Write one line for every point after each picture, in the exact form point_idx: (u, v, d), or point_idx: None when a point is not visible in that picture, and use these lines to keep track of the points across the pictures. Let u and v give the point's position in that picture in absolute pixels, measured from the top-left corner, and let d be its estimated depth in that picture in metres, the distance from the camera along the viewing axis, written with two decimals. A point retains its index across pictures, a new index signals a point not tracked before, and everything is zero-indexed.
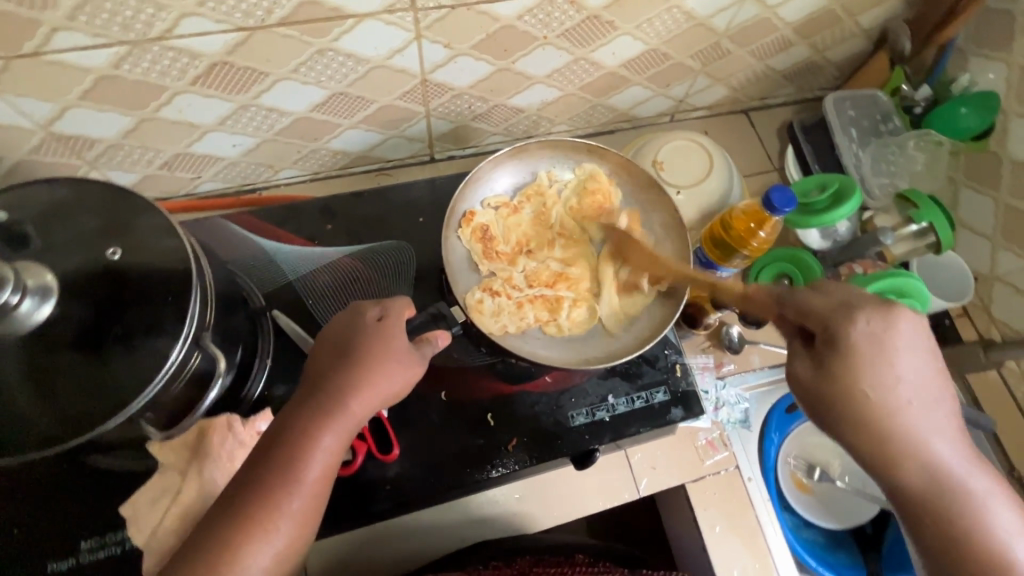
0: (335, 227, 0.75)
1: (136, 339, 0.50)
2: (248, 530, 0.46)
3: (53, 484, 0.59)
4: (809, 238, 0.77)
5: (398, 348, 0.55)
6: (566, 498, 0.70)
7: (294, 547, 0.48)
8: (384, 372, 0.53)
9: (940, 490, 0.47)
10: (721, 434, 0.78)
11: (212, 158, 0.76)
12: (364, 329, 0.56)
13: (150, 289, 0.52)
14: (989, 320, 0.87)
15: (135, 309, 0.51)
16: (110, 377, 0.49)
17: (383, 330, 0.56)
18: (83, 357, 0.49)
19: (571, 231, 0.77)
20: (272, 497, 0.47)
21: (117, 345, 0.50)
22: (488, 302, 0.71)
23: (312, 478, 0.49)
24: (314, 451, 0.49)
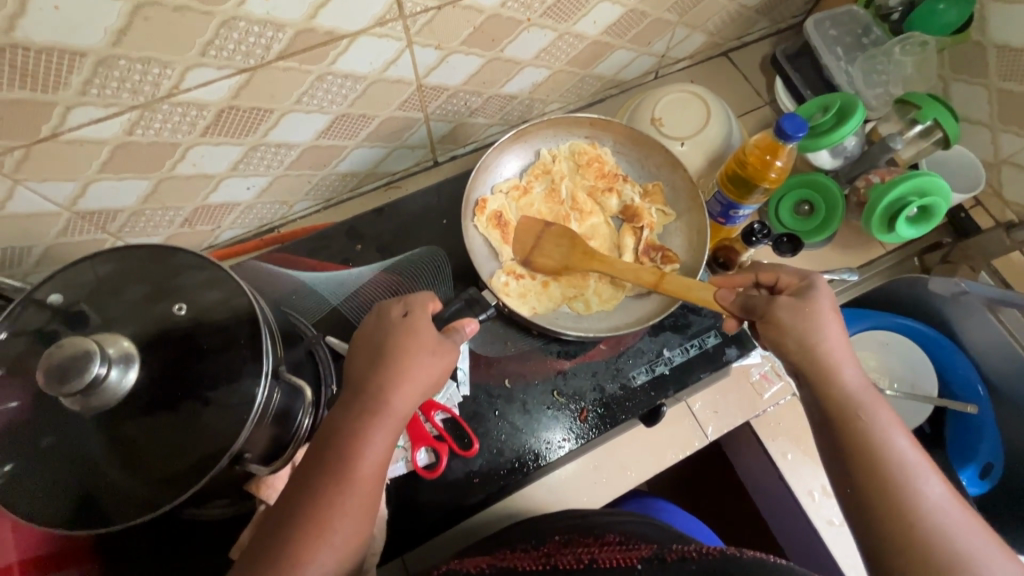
0: (364, 245, 0.75)
1: (214, 390, 0.52)
2: (305, 525, 0.48)
3: (168, 540, 0.63)
4: (820, 160, 0.78)
5: (429, 340, 0.56)
6: (641, 456, 0.72)
7: (354, 538, 0.50)
8: (418, 364, 0.54)
9: (844, 415, 0.53)
10: (773, 366, 0.79)
11: (229, 206, 0.78)
12: (392, 326, 0.57)
13: (220, 341, 0.53)
14: (1002, 204, 0.90)
15: (211, 359, 0.53)
16: (202, 427, 0.51)
17: (410, 324, 0.57)
18: (165, 418, 0.50)
19: (584, 204, 0.74)
20: (327, 494, 0.49)
21: (203, 395, 0.52)
22: (514, 284, 0.69)
23: (365, 474, 0.51)
24: (364, 449, 0.51)
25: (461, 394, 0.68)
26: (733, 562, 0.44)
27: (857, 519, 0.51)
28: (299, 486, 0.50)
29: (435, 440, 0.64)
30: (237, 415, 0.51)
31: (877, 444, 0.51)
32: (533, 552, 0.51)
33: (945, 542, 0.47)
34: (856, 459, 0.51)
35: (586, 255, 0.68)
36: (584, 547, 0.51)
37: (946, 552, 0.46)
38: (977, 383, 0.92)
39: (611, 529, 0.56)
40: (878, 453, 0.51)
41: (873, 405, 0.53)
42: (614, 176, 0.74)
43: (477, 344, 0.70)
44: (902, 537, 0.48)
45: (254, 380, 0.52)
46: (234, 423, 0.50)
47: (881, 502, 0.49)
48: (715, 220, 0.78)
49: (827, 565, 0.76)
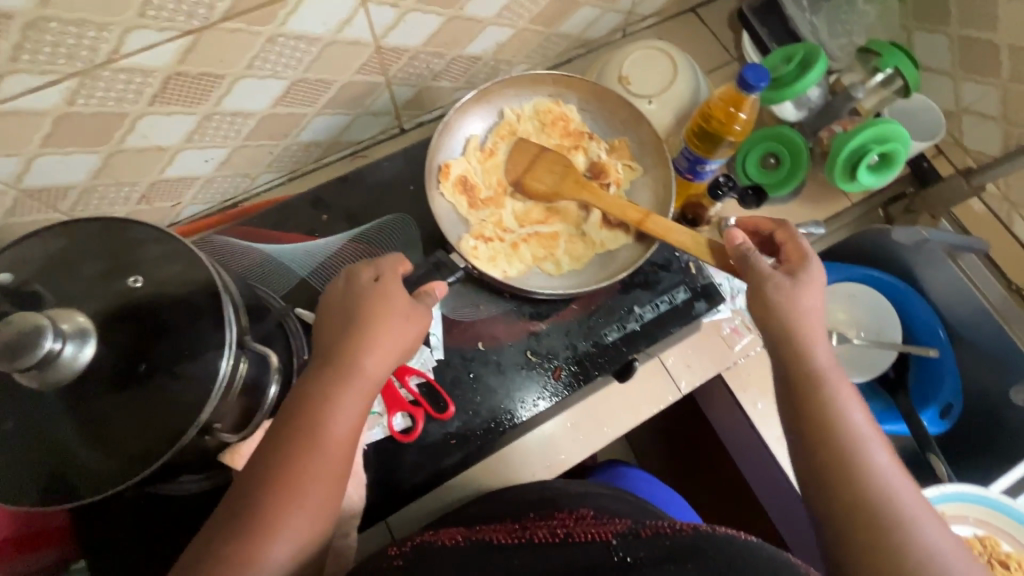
0: (330, 215, 0.73)
1: (179, 364, 0.51)
2: (273, 493, 0.48)
3: (153, 512, 0.63)
4: (785, 113, 0.77)
5: (400, 305, 0.56)
6: (619, 411, 0.74)
7: (322, 502, 0.50)
8: (387, 329, 0.54)
9: (811, 387, 0.55)
10: (743, 320, 0.82)
11: (188, 180, 0.75)
12: (361, 291, 0.57)
13: (182, 314, 0.52)
14: (963, 152, 0.92)
15: (174, 330, 0.52)
16: (168, 400, 0.50)
17: (380, 289, 0.56)
18: (129, 393, 0.50)
19: None
20: (294, 462, 0.49)
21: (169, 367, 0.51)
22: (483, 248, 0.67)
23: (337, 440, 0.51)
24: (335, 415, 0.51)
25: (435, 358, 0.68)
26: (706, 538, 0.45)
27: (807, 480, 0.53)
28: (266, 455, 0.50)
29: (410, 405, 0.64)
30: (202, 387, 0.50)
31: (837, 416, 0.53)
32: (508, 525, 0.53)
33: (887, 506, 0.49)
34: (814, 427, 0.53)
35: (577, 182, 0.67)
36: (556, 519, 0.53)
37: (886, 514, 0.48)
38: (937, 327, 0.96)
39: (583, 502, 0.58)
40: (841, 439, 0.52)
41: (837, 381, 0.55)
42: (582, 132, 0.73)
43: (449, 308, 0.69)
44: (845, 499, 0.50)
45: (219, 351, 0.51)
46: (200, 394, 0.50)
47: (832, 464, 0.51)
48: (683, 177, 0.78)
49: (796, 507, 0.80)
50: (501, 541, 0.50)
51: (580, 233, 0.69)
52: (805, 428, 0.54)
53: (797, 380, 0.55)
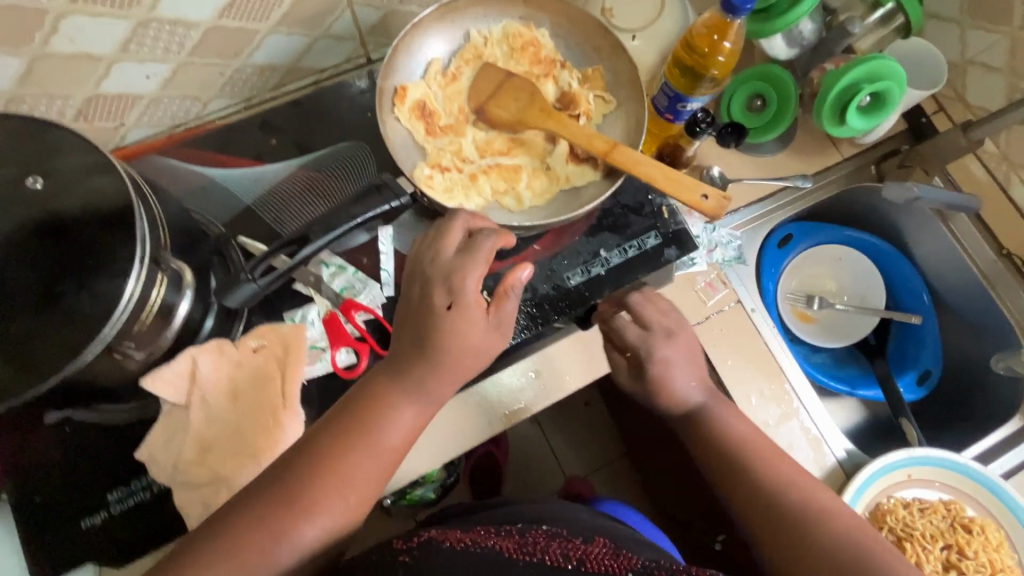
0: (280, 140, 0.68)
1: (83, 275, 0.45)
2: (304, 493, 0.47)
3: (65, 449, 0.57)
4: (775, 50, 0.72)
5: (479, 332, 0.52)
6: (584, 362, 0.70)
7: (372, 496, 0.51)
8: (467, 351, 0.52)
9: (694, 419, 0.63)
10: (719, 274, 0.80)
11: (129, 98, 0.70)
12: (433, 316, 0.51)
13: (88, 221, 0.46)
14: (964, 107, 0.87)
15: (79, 238, 0.46)
16: (66, 314, 0.44)
17: (461, 314, 0.51)
18: (25, 304, 0.44)
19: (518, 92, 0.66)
20: (346, 459, 0.49)
21: (69, 277, 0.45)
22: (439, 178, 0.62)
23: (390, 447, 0.51)
24: (392, 423, 0.51)
25: (385, 295, 0.64)
26: None
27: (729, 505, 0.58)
28: (313, 446, 0.50)
29: (355, 341, 0.61)
30: (104, 302, 0.44)
31: (723, 441, 0.60)
32: (517, 535, 0.46)
33: (788, 506, 0.54)
34: (715, 463, 0.60)
35: (544, 111, 0.63)
36: (568, 542, 0.46)
37: (789, 513, 0.54)
38: (920, 292, 0.93)
39: (599, 532, 0.50)
40: (735, 457, 0.59)
41: (715, 406, 0.63)
42: (553, 59, 0.67)
43: (401, 243, 0.65)
44: (757, 513, 0.55)
45: (127, 264, 0.45)
46: (102, 309, 0.44)
47: (739, 491, 0.57)
48: (663, 117, 0.71)
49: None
50: (510, 554, 0.43)
51: (546, 167, 0.65)
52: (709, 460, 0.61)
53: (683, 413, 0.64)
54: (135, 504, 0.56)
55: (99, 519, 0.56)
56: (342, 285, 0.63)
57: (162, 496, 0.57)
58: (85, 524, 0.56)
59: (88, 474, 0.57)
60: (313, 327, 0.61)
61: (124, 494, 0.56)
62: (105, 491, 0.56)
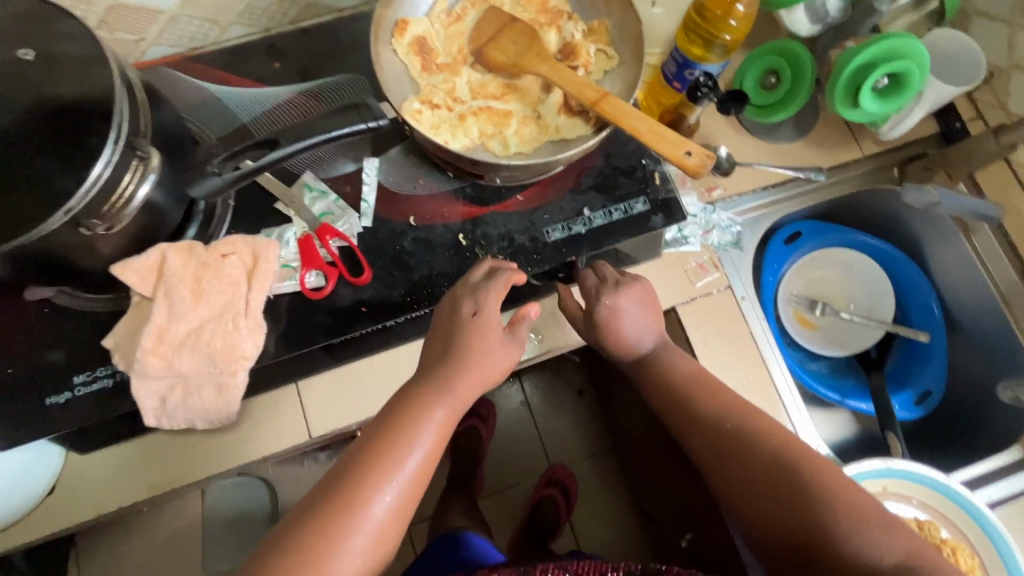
0: (284, 65, 0.70)
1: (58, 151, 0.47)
2: (338, 517, 0.45)
3: (42, 330, 0.60)
4: (796, 23, 0.69)
5: (496, 342, 0.54)
6: (557, 325, 0.69)
7: (394, 534, 0.47)
8: (488, 356, 0.54)
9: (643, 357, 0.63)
10: (711, 257, 0.77)
11: (151, 12, 0.72)
12: (462, 325, 0.54)
13: (71, 99, 0.48)
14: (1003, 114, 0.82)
15: (59, 119, 0.47)
16: (35, 182, 0.46)
17: (483, 325, 0.53)
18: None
19: None
20: (366, 489, 0.46)
21: (44, 148, 0.46)
22: (427, 114, 0.62)
23: (415, 469, 0.48)
24: (418, 442, 0.49)
25: (362, 226, 0.64)
26: None
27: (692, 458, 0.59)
28: (334, 481, 0.48)
29: (326, 265, 0.61)
30: (72, 178, 0.46)
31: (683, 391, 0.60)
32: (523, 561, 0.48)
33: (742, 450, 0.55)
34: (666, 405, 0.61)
35: (540, 55, 0.61)
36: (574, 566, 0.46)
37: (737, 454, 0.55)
38: (931, 305, 0.88)
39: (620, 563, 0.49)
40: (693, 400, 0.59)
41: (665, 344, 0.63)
42: (561, 9, 0.66)
43: (386, 177, 0.66)
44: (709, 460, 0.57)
45: (101, 144, 0.47)
46: (72, 182, 0.46)
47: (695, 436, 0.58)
48: (670, 85, 0.70)
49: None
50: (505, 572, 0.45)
51: (537, 115, 0.64)
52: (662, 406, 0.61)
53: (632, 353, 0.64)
54: (97, 389, 0.58)
55: (64, 399, 0.58)
56: (320, 210, 0.64)
57: (124, 386, 0.59)
58: (49, 401, 0.58)
59: (59, 356, 0.59)
60: (287, 247, 0.62)
61: (89, 379, 0.59)
62: (72, 373, 0.59)
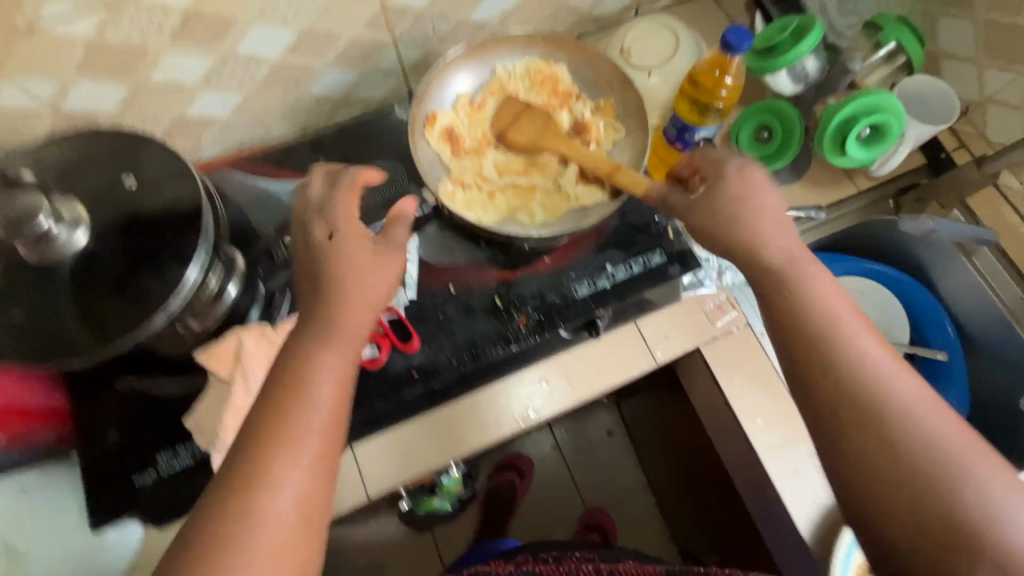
0: (327, 159, 0.79)
1: (154, 263, 0.54)
2: (245, 495, 0.45)
3: (127, 416, 0.66)
4: (779, 85, 0.75)
5: (366, 252, 0.57)
6: (591, 374, 0.74)
7: (303, 529, 0.46)
8: (360, 282, 0.56)
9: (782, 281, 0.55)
10: (728, 297, 0.82)
11: (207, 122, 0.82)
12: (320, 244, 0.58)
13: (165, 217, 0.56)
14: (984, 142, 0.88)
15: (156, 237, 0.55)
16: (139, 292, 0.53)
17: (340, 241, 0.57)
18: (108, 286, 0.54)
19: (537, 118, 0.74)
20: (264, 466, 0.46)
21: (149, 263, 0.54)
22: (460, 194, 0.70)
23: (318, 409, 0.49)
24: (310, 406, 0.50)
25: (408, 297, 0.71)
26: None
27: (823, 422, 0.50)
28: (237, 462, 0.47)
29: (378, 336, 0.68)
30: (169, 286, 0.53)
31: (844, 344, 0.51)
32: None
33: (899, 413, 0.48)
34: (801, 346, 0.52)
35: (558, 135, 0.71)
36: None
37: (889, 417, 0.48)
38: (944, 324, 0.91)
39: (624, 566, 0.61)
40: (832, 351, 0.51)
41: (805, 264, 0.56)
42: (570, 91, 0.75)
43: (424, 251, 0.73)
44: (859, 428, 0.49)
45: (191, 253, 0.54)
46: (169, 288, 0.53)
47: (840, 393, 0.50)
48: (671, 147, 0.77)
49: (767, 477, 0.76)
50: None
51: (557, 186, 0.72)
52: (795, 348, 0.53)
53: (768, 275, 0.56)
54: (179, 467, 0.64)
55: (149, 478, 0.64)
56: None
57: (202, 462, 0.64)
58: (136, 481, 0.64)
59: (144, 439, 0.65)
60: None
61: (171, 457, 0.64)
62: (155, 453, 0.65)
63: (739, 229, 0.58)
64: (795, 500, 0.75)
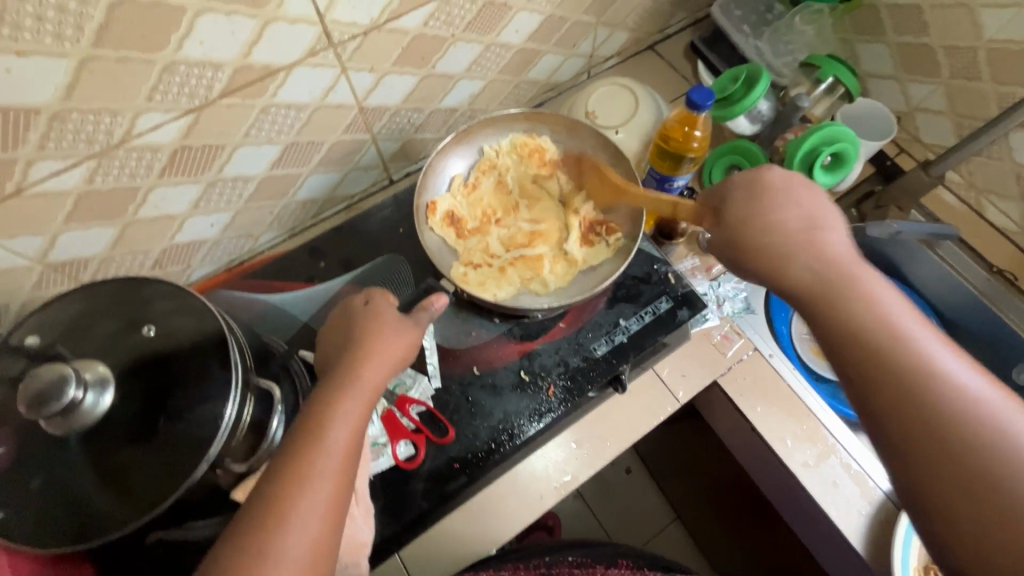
0: (328, 262, 0.79)
1: (185, 411, 0.53)
2: (268, 535, 0.45)
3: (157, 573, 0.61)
4: (740, 127, 0.85)
5: (390, 320, 0.61)
6: (620, 426, 0.76)
7: (322, 563, 0.46)
8: (384, 340, 0.58)
9: (825, 282, 0.54)
10: (732, 326, 0.86)
11: (197, 244, 0.81)
12: (356, 313, 0.62)
13: (190, 362, 0.55)
14: (922, 146, 0.97)
15: (183, 385, 0.54)
16: (174, 445, 0.52)
17: (371, 310, 0.62)
18: (139, 445, 0.52)
19: (530, 190, 0.79)
20: (287, 500, 0.46)
21: (187, 405, 0.53)
22: (473, 275, 0.74)
23: (337, 444, 0.50)
24: (330, 434, 0.50)
25: (433, 386, 0.71)
26: None
27: (884, 420, 0.48)
28: (256, 503, 0.46)
29: (413, 433, 0.68)
30: (207, 433, 0.52)
31: (902, 340, 0.49)
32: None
33: (963, 409, 0.45)
34: (851, 344, 0.50)
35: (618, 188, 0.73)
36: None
37: (956, 413, 0.45)
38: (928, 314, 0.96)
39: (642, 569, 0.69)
40: (894, 343, 0.49)
41: (856, 266, 0.54)
42: (557, 160, 0.80)
43: (440, 336, 0.74)
44: (929, 423, 0.45)
45: (225, 396, 0.53)
46: (207, 435, 0.52)
47: (896, 387, 0.47)
48: (654, 196, 0.83)
49: (810, 497, 0.77)
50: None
51: (563, 252, 0.76)
52: (846, 344, 0.51)
53: (808, 279, 0.55)
54: None
55: None
56: (394, 383, 0.71)
57: None
58: None
59: None
60: (373, 424, 0.69)
61: None
62: None
63: (773, 242, 0.58)
64: (842, 516, 0.75)
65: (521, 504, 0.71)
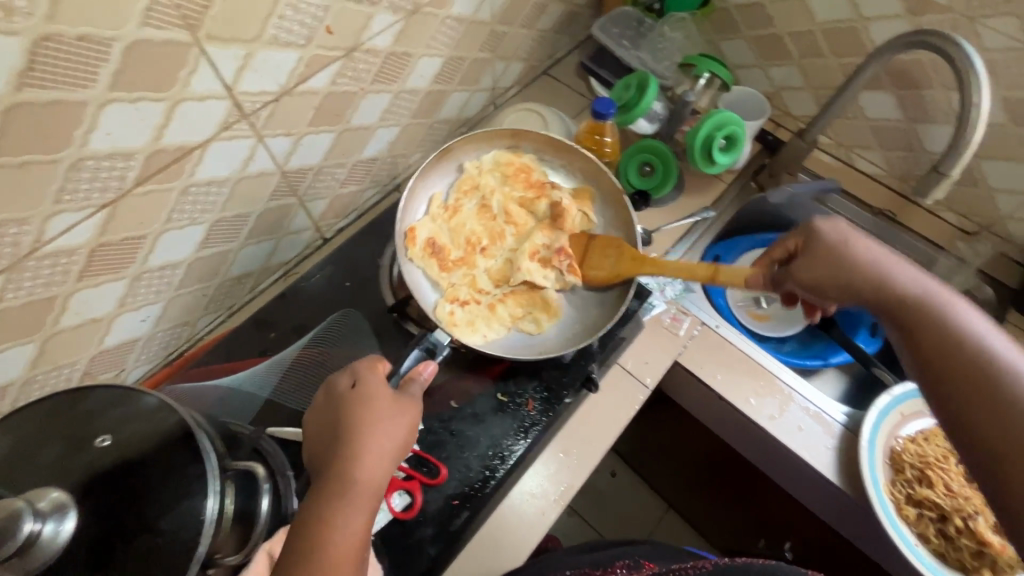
0: (279, 333, 0.77)
1: (158, 522, 0.49)
2: None
3: None
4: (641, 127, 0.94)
5: (383, 403, 0.56)
6: (600, 425, 0.78)
7: None
8: (380, 430, 0.54)
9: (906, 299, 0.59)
10: (678, 307, 0.92)
11: (127, 343, 0.76)
12: (342, 399, 0.58)
13: (157, 467, 0.51)
14: (793, 118, 1.11)
15: (153, 493, 0.50)
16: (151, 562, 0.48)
17: (358, 395, 0.57)
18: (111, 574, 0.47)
19: (518, 216, 0.84)
20: None
21: (160, 512, 0.49)
22: (458, 313, 0.77)
23: (344, 559, 0.48)
24: (333, 552, 0.48)
25: None
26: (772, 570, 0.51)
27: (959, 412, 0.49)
28: None
29: (405, 481, 0.66)
30: (190, 537, 0.48)
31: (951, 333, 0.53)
32: None
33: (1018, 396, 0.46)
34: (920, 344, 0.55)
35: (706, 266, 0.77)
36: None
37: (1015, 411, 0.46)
38: None
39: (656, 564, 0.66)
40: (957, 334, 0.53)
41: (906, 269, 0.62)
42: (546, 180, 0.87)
43: None
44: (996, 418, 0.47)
45: (203, 492, 0.50)
46: (191, 538, 0.48)
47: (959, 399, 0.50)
48: None
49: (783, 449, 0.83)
50: None
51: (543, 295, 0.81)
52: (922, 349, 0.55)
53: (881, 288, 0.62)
54: None
55: None
56: None
57: None
58: None
59: None
60: None
61: None
62: None
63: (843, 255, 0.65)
64: (813, 454, 0.81)
65: (525, 524, 0.71)
